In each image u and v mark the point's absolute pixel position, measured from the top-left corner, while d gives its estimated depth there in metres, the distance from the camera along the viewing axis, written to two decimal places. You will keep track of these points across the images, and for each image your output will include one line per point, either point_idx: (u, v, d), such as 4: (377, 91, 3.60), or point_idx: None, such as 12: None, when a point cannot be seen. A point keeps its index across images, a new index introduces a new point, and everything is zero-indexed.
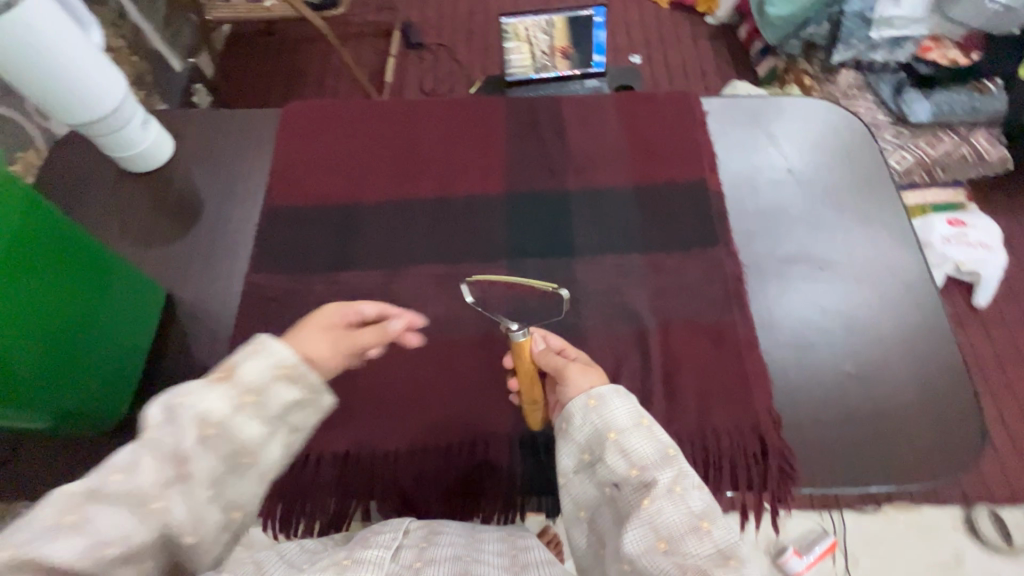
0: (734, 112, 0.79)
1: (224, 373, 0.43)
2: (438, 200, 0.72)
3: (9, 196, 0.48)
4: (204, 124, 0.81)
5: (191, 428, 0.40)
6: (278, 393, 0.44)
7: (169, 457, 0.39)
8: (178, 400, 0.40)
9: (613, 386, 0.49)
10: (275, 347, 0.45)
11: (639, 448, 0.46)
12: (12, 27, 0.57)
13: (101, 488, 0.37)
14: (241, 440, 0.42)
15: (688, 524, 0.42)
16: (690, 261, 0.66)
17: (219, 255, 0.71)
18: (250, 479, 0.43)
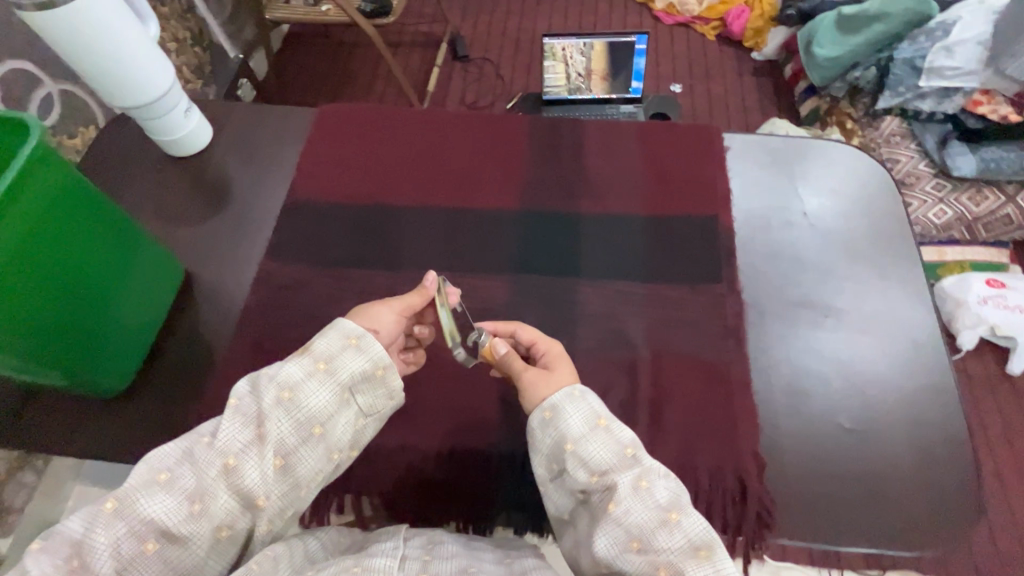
0: (757, 153, 0.78)
1: (302, 348, 0.49)
2: (451, 210, 0.74)
3: (53, 170, 0.52)
4: (244, 116, 0.85)
5: (271, 392, 0.46)
6: (345, 364, 0.49)
7: (251, 419, 0.46)
8: (265, 371, 0.48)
9: (568, 388, 0.50)
10: (345, 323, 0.51)
11: (597, 452, 0.48)
12: (77, 18, 0.61)
13: (192, 449, 0.45)
14: (314, 408, 0.47)
15: (655, 519, 0.44)
16: (692, 294, 0.66)
17: (241, 242, 0.75)
18: (320, 447, 0.48)
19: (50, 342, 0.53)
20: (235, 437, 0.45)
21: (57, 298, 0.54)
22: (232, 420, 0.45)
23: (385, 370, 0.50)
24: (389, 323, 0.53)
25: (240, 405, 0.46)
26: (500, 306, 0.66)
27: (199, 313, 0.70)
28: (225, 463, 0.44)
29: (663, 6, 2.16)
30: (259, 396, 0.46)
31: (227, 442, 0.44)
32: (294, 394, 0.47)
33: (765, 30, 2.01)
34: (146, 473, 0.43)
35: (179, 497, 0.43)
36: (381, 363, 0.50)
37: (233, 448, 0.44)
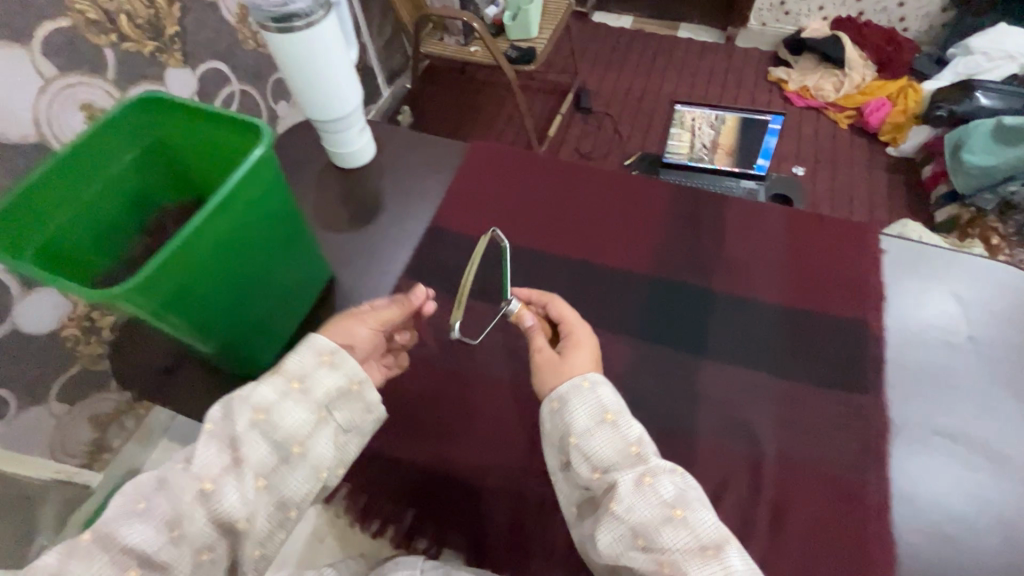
0: (917, 262, 0.72)
1: (273, 370, 0.53)
2: (582, 262, 0.75)
3: (264, 173, 0.57)
4: (402, 139, 0.92)
5: (247, 418, 0.49)
6: (319, 382, 0.52)
7: (226, 444, 0.49)
8: (237, 395, 0.51)
9: (578, 377, 0.55)
10: (318, 342, 0.54)
11: (601, 448, 0.52)
12: (305, 41, 0.69)
13: (168, 476, 0.48)
14: (295, 429, 0.50)
15: (659, 515, 0.48)
16: (827, 399, 0.61)
17: (379, 253, 0.79)
18: (302, 465, 0.51)
19: (223, 321, 0.59)
20: (210, 461, 0.48)
21: (238, 284, 0.59)
22: (206, 445, 0.48)
23: (359, 385, 0.54)
24: (365, 337, 0.57)
25: (217, 431, 0.49)
26: (618, 368, 0.65)
27: (333, 313, 0.74)
28: (202, 488, 0.47)
29: (796, 88, 2.12)
30: (233, 421, 0.49)
31: (203, 466, 0.48)
32: (269, 415, 0.50)
33: (905, 126, 1.93)
34: (124, 506, 0.47)
35: (157, 525, 0.46)
36: (354, 382, 0.54)
37: (210, 474, 0.47)
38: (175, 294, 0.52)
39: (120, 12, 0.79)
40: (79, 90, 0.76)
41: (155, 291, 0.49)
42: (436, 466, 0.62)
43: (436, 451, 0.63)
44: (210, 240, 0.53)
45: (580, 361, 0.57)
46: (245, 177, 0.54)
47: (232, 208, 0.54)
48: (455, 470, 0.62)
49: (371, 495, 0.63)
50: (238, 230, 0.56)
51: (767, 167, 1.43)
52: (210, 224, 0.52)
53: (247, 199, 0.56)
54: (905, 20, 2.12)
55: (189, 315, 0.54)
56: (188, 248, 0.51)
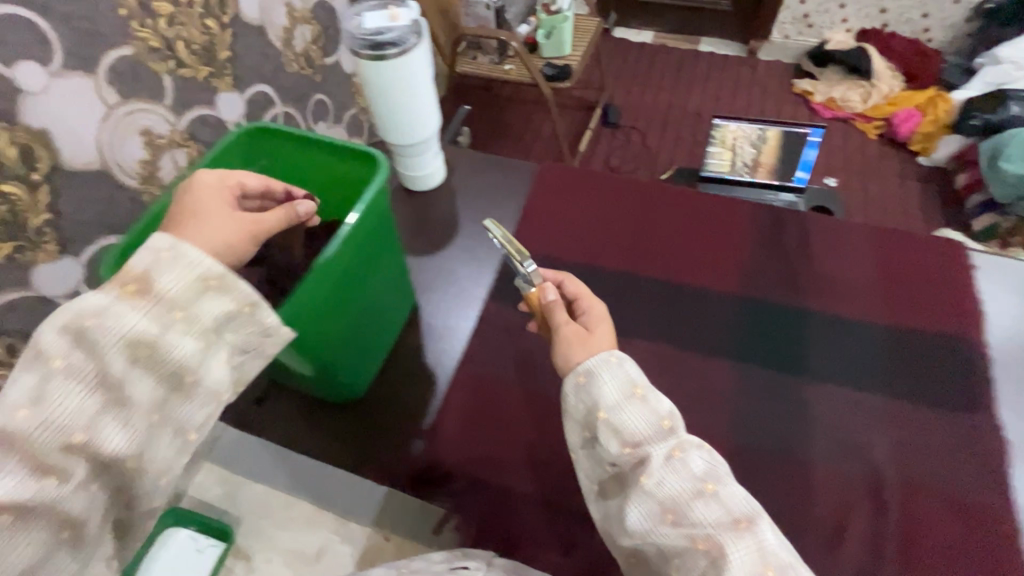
0: (1011, 277, 0.72)
1: (138, 287, 0.37)
2: (672, 283, 0.74)
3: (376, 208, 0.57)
4: (472, 161, 0.92)
5: (116, 356, 0.36)
6: (212, 308, 0.39)
7: (85, 382, 0.35)
8: (91, 325, 0.35)
9: (606, 351, 0.46)
10: (195, 253, 0.39)
11: (633, 421, 0.43)
12: (398, 68, 0.70)
13: (10, 425, 0.34)
14: (174, 356, 0.37)
15: (691, 490, 0.40)
16: (943, 422, 0.60)
17: (463, 277, 0.79)
18: (195, 396, 0.39)
19: (331, 355, 0.58)
20: (75, 407, 0.35)
21: (347, 318, 0.58)
22: (63, 385, 0.35)
23: (253, 309, 0.41)
24: (219, 226, 0.44)
25: (70, 363, 0.35)
26: (722, 393, 0.65)
27: (421, 339, 0.73)
28: (71, 437, 0.35)
29: (823, 100, 2.12)
30: (94, 356, 0.35)
31: (67, 411, 0.35)
32: (153, 349, 0.37)
33: (935, 136, 1.92)
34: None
35: (20, 473, 0.34)
36: (249, 302, 0.41)
37: (77, 422, 0.35)
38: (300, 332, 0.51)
39: (177, 37, 0.63)
40: (136, 120, 0.61)
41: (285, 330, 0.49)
42: (548, 495, 0.61)
43: (545, 478, 0.62)
44: (339, 268, 0.53)
45: (605, 337, 0.49)
46: (365, 211, 0.54)
47: (353, 242, 0.54)
48: (566, 500, 0.60)
49: (479, 526, 0.59)
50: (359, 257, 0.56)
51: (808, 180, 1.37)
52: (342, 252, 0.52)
53: (370, 226, 0.56)
54: (929, 31, 2.14)
55: (307, 351, 0.54)
56: (323, 277, 0.51)
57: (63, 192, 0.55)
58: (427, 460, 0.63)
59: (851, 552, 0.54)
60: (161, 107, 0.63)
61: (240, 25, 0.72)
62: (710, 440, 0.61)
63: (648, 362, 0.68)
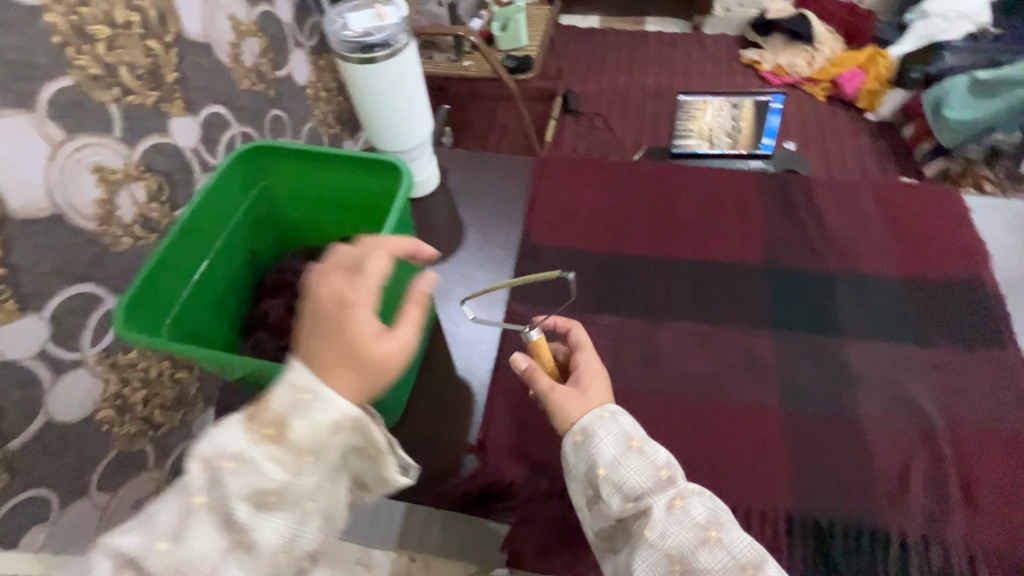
0: (1005, 217, 0.76)
1: (273, 430, 0.36)
2: (693, 261, 0.73)
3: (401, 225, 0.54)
4: (465, 162, 0.89)
5: (245, 503, 0.35)
6: (338, 445, 0.38)
7: (217, 526, 0.35)
8: (225, 467, 0.35)
9: (597, 409, 0.49)
10: (328, 395, 0.37)
11: (632, 475, 0.46)
12: (390, 69, 0.66)
13: (145, 557, 0.34)
14: (306, 498, 0.37)
15: (694, 538, 0.43)
16: (974, 363, 0.63)
17: (481, 282, 0.76)
18: (318, 532, 0.38)
19: None
20: (207, 549, 0.35)
21: None
22: (195, 525, 0.35)
23: (377, 448, 0.40)
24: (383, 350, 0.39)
25: (207, 504, 0.35)
26: (764, 364, 0.64)
27: (451, 353, 0.70)
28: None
29: (770, 68, 2.18)
30: (227, 501, 0.35)
31: (194, 558, 0.34)
32: (281, 494, 0.36)
33: (880, 91, 1.99)
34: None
35: None
36: (375, 444, 0.40)
37: (205, 567, 0.34)
38: None
39: (119, 62, 0.55)
40: (86, 156, 0.53)
41: None
42: None
43: None
44: (376, 290, 0.51)
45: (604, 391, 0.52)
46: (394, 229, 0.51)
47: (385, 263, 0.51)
48: None
49: (548, 534, 0.57)
50: (389, 277, 0.54)
51: (773, 145, 1.37)
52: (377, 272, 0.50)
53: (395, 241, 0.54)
54: None
55: None
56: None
57: (15, 242, 0.47)
58: (483, 480, 0.60)
59: (917, 500, 0.55)
60: (112, 140, 0.55)
61: (185, 44, 0.63)
62: (762, 413, 0.61)
63: (686, 345, 0.67)
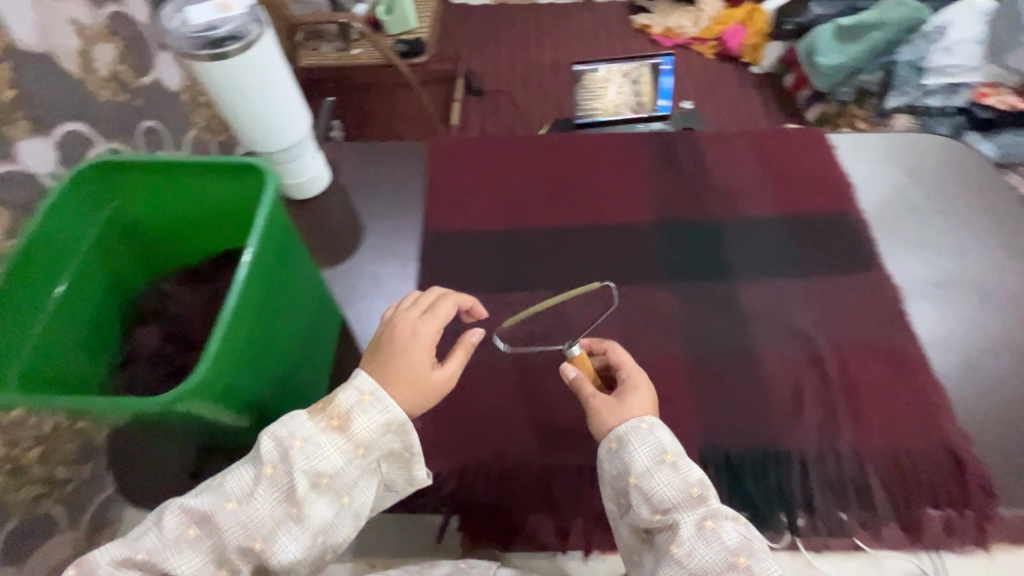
0: (863, 150, 0.82)
1: (338, 424, 0.47)
2: (593, 227, 0.75)
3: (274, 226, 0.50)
4: (356, 155, 0.85)
5: (306, 477, 0.46)
6: (382, 443, 0.49)
7: (282, 496, 0.45)
8: (298, 447, 0.46)
9: (635, 419, 0.51)
10: (388, 400, 0.48)
11: (664, 488, 0.48)
12: (246, 64, 0.61)
13: (218, 513, 0.45)
14: (353, 483, 0.48)
15: (722, 561, 0.44)
16: (850, 285, 0.69)
17: (385, 278, 0.73)
18: (348, 516, 0.48)
19: (267, 399, 0.52)
20: (268, 512, 0.45)
21: (275, 353, 0.52)
22: (264, 490, 0.45)
23: (411, 454, 0.50)
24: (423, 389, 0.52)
25: (274, 475, 0.46)
26: (668, 317, 0.67)
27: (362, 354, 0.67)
28: (258, 538, 0.45)
29: (660, 31, 2.25)
30: (293, 475, 0.45)
31: (255, 520, 0.45)
32: (332, 478, 0.47)
33: (761, 45, 2.11)
34: (177, 525, 0.44)
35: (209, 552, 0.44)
36: (405, 450, 0.50)
37: (266, 527, 0.45)
38: (228, 383, 0.45)
39: None
40: None
41: (212, 387, 0.43)
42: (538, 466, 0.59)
43: (529, 454, 0.59)
44: (254, 303, 0.47)
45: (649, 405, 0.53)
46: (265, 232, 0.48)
47: (261, 269, 0.48)
48: (555, 455, 0.60)
49: (478, 516, 0.59)
50: (272, 285, 0.50)
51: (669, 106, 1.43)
52: (252, 284, 0.46)
53: (272, 246, 0.50)
54: None
55: (239, 401, 0.48)
56: (240, 317, 0.45)
57: None
58: None
59: (810, 419, 0.60)
60: None
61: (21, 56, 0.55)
62: (670, 363, 0.64)
63: (595, 311, 0.68)
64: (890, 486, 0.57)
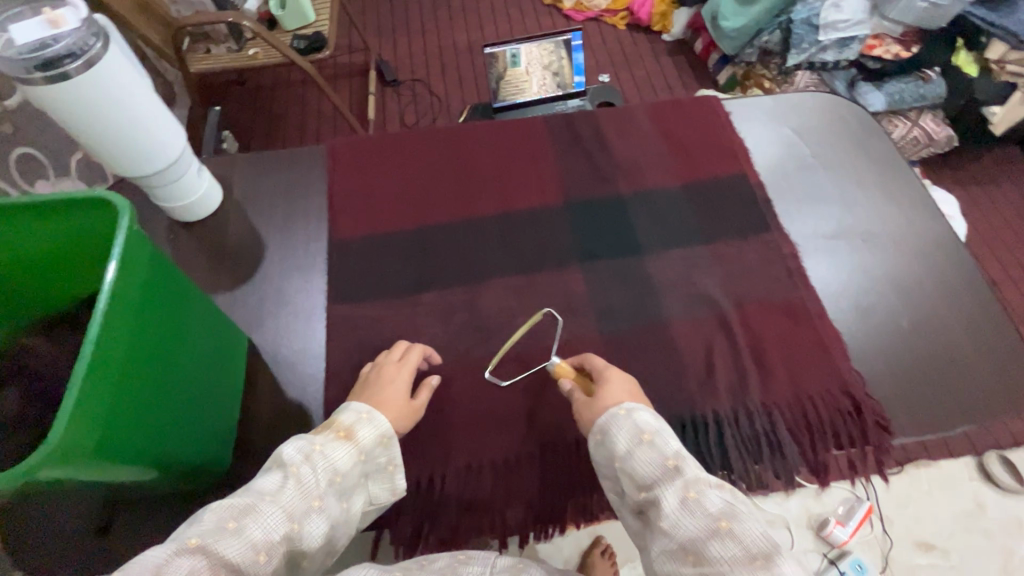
0: (754, 113, 0.85)
1: (345, 434, 0.50)
2: (501, 216, 0.74)
3: (137, 252, 0.46)
4: (247, 167, 0.80)
5: (324, 475, 0.47)
6: (375, 456, 0.52)
7: (310, 492, 0.45)
8: (319, 449, 0.48)
9: (613, 407, 0.52)
10: (383, 418, 0.53)
11: (643, 466, 0.48)
12: (92, 83, 0.55)
13: (256, 505, 0.42)
14: (353, 488, 0.50)
15: (705, 529, 0.42)
16: (749, 246, 0.71)
17: (290, 293, 0.69)
18: (344, 524, 0.48)
19: (159, 443, 0.48)
20: (298, 505, 0.44)
21: (160, 394, 0.48)
22: (294, 485, 0.44)
23: (394, 466, 0.53)
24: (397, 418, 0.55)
25: (302, 474, 0.45)
26: (580, 299, 0.68)
27: (272, 375, 0.64)
28: (291, 529, 0.43)
29: (570, 5, 2.22)
30: (317, 475, 0.46)
31: (293, 508, 0.43)
32: (343, 480, 0.48)
33: (669, 12, 2.13)
34: (214, 520, 0.40)
35: (252, 544, 0.40)
36: (390, 464, 0.53)
37: (299, 517, 0.43)
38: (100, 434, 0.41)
39: None
40: None
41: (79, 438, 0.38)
42: (467, 463, 0.59)
43: (458, 453, 0.59)
44: (119, 345, 0.43)
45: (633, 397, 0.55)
46: (123, 260, 0.44)
47: (124, 299, 0.43)
48: (483, 450, 0.60)
49: (414, 522, 0.58)
50: (144, 317, 0.46)
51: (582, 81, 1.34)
52: (112, 323, 0.42)
53: (138, 273, 0.45)
54: None
55: (121, 451, 0.43)
56: (106, 352, 0.41)
57: None
58: None
59: (722, 380, 0.62)
60: None
61: None
62: (586, 345, 0.65)
63: (509, 302, 0.68)
64: (797, 432, 0.60)
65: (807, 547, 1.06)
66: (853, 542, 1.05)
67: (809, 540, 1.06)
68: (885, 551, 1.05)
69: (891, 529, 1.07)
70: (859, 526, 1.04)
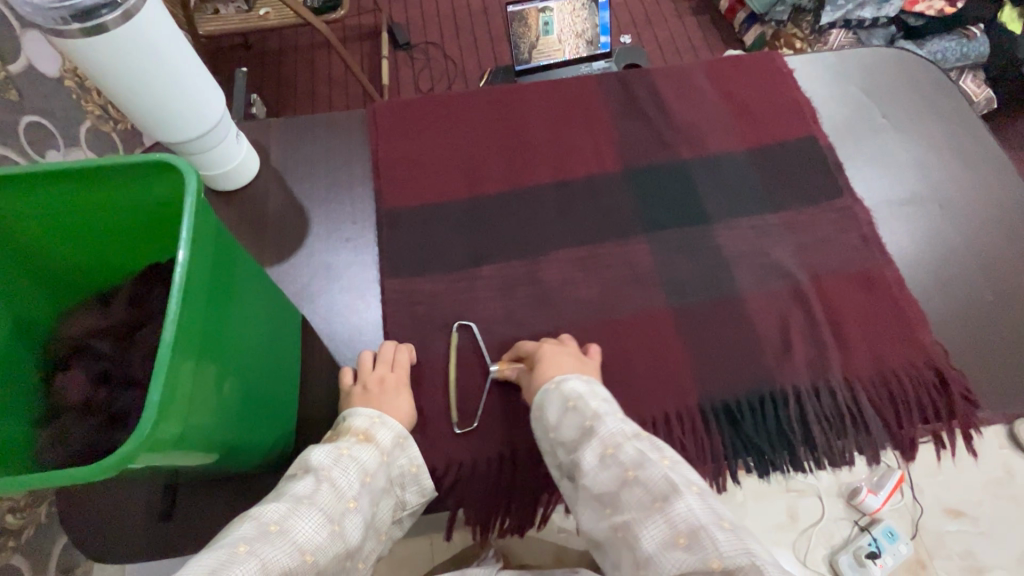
0: (819, 70, 0.80)
1: (363, 436, 0.49)
2: (557, 184, 0.70)
3: (202, 235, 0.42)
4: (284, 132, 0.75)
5: (355, 476, 0.45)
6: (397, 459, 0.50)
7: (342, 495, 0.44)
8: (342, 450, 0.47)
9: (544, 386, 0.52)
10: (394, 421, 0.52)
11: (569, 431, 0.50)
12: (129, 38, 0.50)
13: (295, 509, 0.41)
14: (383, 491, 0.48)
15: (618, 482, 0.45)
16: (823, 213, 0.67)
17: (341, 268, 0.66)
18: (374, 529, 0.47)
19: (229, 431, 0.45)
20: (335, 507, 0.43)
21: (230, 382, 0.45)
22: (323, 487, 0.43)
23: (418, 467, 0.52)
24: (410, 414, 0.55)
25: (333, 477, 0.44)
26: (648, 271, 0.64)
27: (329, 352, 0.61)
28: (333, 529, 0.41)
29: None
30: (348, 477, 0.45)
31: (331, 511, 0.42)
32: (374, 480, 0.47)
33: None
34: (255, 525, 0.39)
35: (297, 547, 0.39)
36: (415, 465, 0.51)
37: (338, 519, 0.42)
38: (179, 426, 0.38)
39: None
40: None
41: (161, 432, 0.36)
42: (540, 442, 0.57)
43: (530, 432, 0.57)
44: (194, 334, 0.40)
45: (571, 366, 0.54)
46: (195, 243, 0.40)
47: (197, 284, 0.40)
48: None
49: (487, 506, 0.56)
50: (214, 306, 0.43)
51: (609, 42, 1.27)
52: (187, 312, 0.39)
53: (205, 257, 0.42)
54: None
55: (194, 441, 0.41)
56: (183, 336, 0.38)
57: None
58: None
59: (801, 354, 0.60)
60: None
61: None
62: (656, 319, 0.62)
63: (572, 276, 0.64)
64: (881, 407, 0.58)
65: (836, 514, 1.03)
66: (884, 509, 1.02)
67: (838, 507, 1.04)
68: (915, 518, 1.03)
69: (921, 497, 1.05)
70: (891, 493, 1.00)
